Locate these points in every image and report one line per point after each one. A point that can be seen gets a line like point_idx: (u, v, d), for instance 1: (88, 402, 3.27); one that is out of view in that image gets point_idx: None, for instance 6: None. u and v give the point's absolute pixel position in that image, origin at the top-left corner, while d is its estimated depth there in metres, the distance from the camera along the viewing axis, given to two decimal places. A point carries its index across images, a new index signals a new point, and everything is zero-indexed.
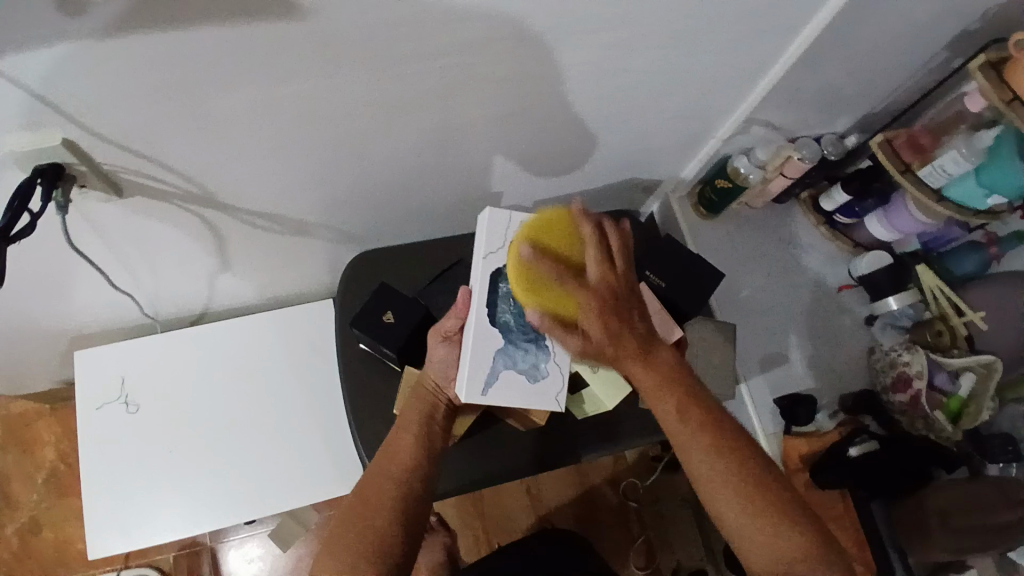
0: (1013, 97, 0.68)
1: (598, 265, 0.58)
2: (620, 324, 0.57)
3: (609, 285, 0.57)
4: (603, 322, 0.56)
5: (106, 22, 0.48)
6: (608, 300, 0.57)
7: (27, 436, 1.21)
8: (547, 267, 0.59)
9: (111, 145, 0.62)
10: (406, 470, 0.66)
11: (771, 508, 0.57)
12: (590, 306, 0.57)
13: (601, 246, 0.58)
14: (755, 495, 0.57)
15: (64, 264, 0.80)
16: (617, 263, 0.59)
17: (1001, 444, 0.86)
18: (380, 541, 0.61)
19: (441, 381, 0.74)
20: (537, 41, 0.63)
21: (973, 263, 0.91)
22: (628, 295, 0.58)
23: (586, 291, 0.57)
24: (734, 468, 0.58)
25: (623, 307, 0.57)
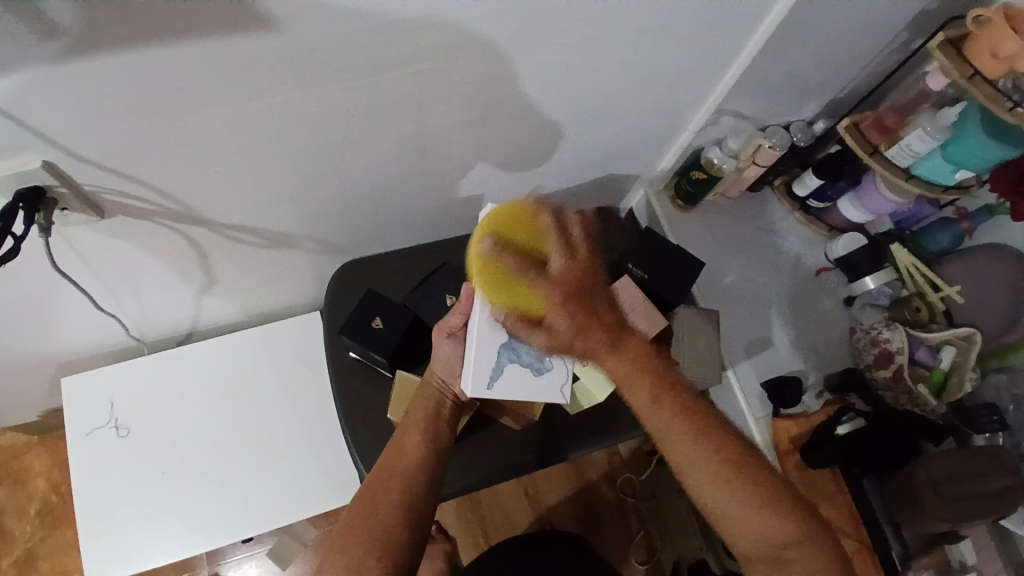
0: (974, 73, 0.70)
1: (560, 256, 0.57)
2: (585, 316, 0.57)
3: (573, 279, 0.57)
4: (568, 315, 0.56)
5: (77, 45, 0.49)
6: (570, 292, 0.56)
7: (17, 468, 1.22)
8: (510, 262, 0.59)
9: (91, 166, 0.63)
10: (415, 466, 0.68)
11: (753, 495, 0.58)
12: (555, 300, 0.56)
13: (563, 239, 0.58)
14: (732, 477, 0.58)
15: (49, 288, 0.80)
16: (579, 251, 0.58)
17: (987, 414, 0.87)
18: (391, 538, 0.62)
19: (447, 377, 0.77)
20: (503, 45, 0.64)
21: (949, 238, 0.93)
22: (591, 285, 0.57)
23: (551, 281, 0.56)
24: (710, 452, 0.58)
25: (585, 295, 0.57)
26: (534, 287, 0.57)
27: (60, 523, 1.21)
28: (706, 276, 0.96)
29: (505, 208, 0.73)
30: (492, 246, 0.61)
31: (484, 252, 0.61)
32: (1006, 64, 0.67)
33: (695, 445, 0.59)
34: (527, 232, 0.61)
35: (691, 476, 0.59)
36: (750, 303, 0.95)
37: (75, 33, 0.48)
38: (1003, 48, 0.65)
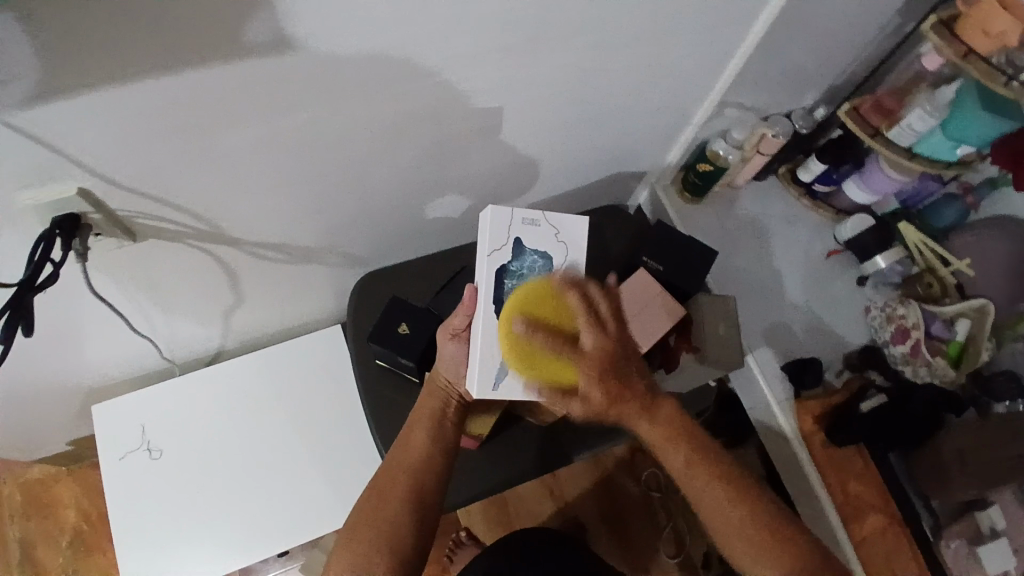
0: (968, 51, 0.72)
1: (592, 332, 0.64)
2: (618, 386, 0.65)
3: (604, 350, 0.64)
4: (602, 385, 0.64)
5: (115, 70, 0.52)
6: (603, 364, 0.64)
7: (46, 499, 1.23)
8: (542, 340, 0.65)
9: (123, 190, 0.65)
10: (419, 463, 0.71)
11: (785, 551, 0.65)
12: (590, 373, 0.63)
13: (591, 313, 0.65)
14: (767, 532, 0.66)
15: (82, 313, 0.82)
16: (609, 324, 0.65)
17: (1004, 381, 0.88)
18: (393, 531, 0.66)
19: (453, 378, 0.76)
20: (517, 52, 0.66)
21: (954, 214, 0.94)
22: (622, 355, 0.65)
23: (586, 360, 0.63)
24: (741, 508, 0.66)
25: (617, 368, 0.64)
26: (569, 361, 0.65)
27: (92, 552, 1.22)
28: (719, 265, 0.98)
29: (507, 210, 0.75)
30: (523, 327, 0.66)
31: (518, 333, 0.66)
32: (998, 42, 0.69)
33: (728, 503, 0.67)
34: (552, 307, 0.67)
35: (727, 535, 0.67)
36: (763, 290, 0.97)
37: (110, 58, 0.51)
38: (995, 27, 0.68)
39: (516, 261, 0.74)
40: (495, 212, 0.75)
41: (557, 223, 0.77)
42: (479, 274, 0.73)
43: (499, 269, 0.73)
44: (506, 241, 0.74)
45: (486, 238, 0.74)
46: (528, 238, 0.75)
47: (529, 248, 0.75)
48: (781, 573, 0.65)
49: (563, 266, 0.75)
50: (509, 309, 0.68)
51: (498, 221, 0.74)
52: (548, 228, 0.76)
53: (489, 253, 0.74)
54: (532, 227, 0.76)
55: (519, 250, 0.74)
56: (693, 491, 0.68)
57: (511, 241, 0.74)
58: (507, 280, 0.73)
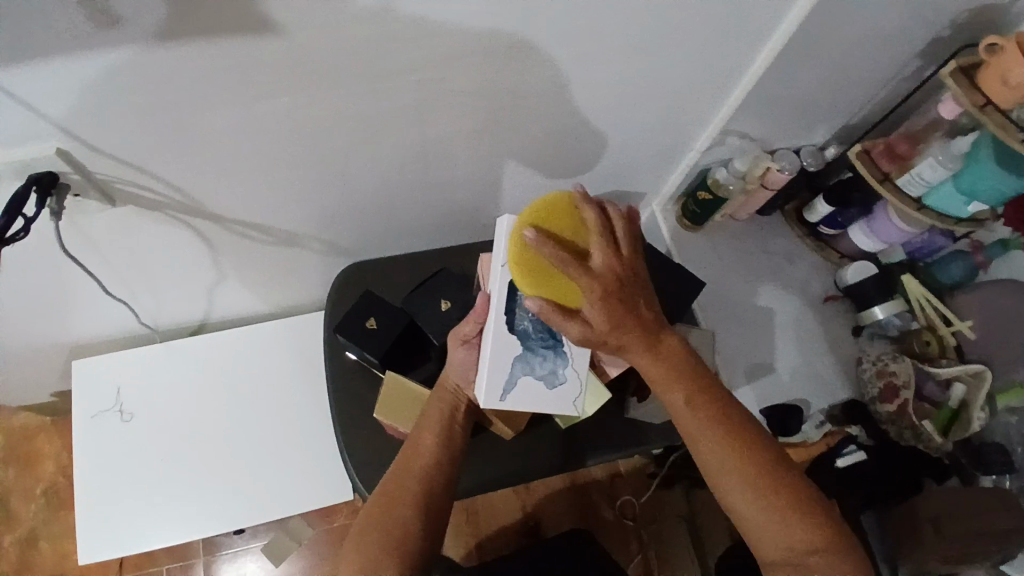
0: (985, 102, 0.68)
1: (603, 253, 0.61)
2: (622, 311, 0.60)
3: (613, 272, 0.60)
4: (606, 310, 0.59)
5: (84, 37, 0.51)
6: (608, 287, 0.59)
7: (27, 448, 1.26)
8: (549, 251, 0.59)
9: (101, 155, 0.65)
10: (431, 468, 0.69)
11: (785, 501, 0.60)
12: (593, 293, 0.59)
13: (606, 233, 0.62)
14: (766, 482, 0.60)
15: (63, 273, 0.83)
16: (623, 247, 0.62)
17: (998, 456, 0.84)
18: (405, 533, 0.64)
19: (462, 382, 0.76)
20: (505, 56, 0.65)
21: (961, 270, 0.90)
22: (631, 279, 0.61)
23: (591, 280, 0.59)
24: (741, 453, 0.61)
25: (625, 291, 0.60)
26: (574, 277, 0.59)
27: (64, 505, 1.24)
28: (709, 295, 0.95)
29: None
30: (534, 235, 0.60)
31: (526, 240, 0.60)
32: (1018, 93, 0.65)
33: (730, 450, 0.61)
34: (566, 222, 0.63)
35: (723, 479, 0.61)
36: (753, 326, 0.94)
37: (84, 27, 0.51)
38: (1014, 77, 0.64)
39: None
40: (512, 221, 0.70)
41: None
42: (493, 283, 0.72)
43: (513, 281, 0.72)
44: None
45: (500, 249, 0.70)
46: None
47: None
48: (777, 520, 0.59)
49: None
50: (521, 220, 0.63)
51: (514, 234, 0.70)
52: None
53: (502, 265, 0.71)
54: None
55: None
56: (694, 437, 0.62)
57: None
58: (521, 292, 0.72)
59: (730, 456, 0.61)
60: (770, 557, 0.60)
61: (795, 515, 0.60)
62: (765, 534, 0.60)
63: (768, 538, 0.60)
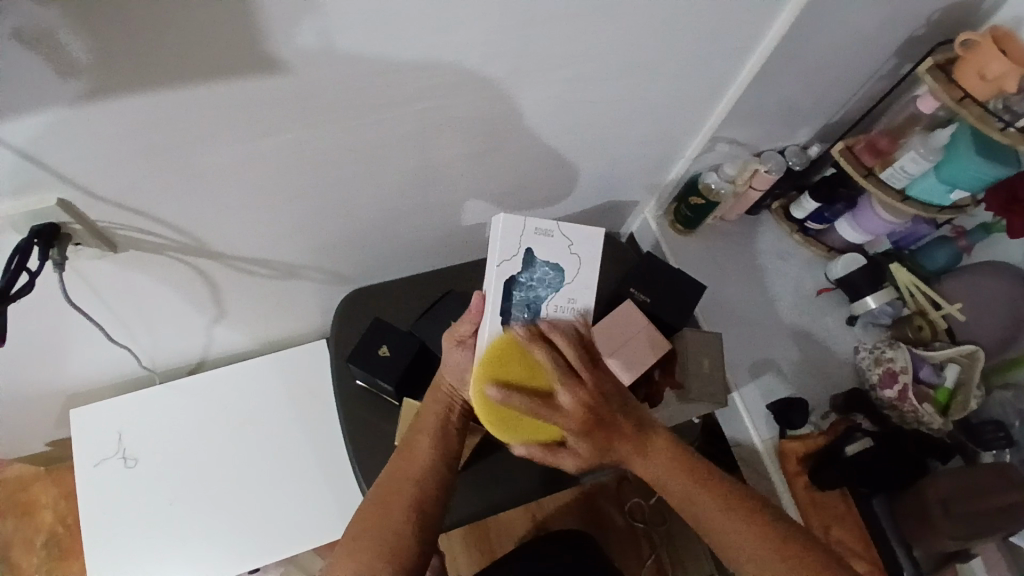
0: (963, 95, 0.72)
1: (568, 390, 0.58)
2: (602, 436, 0.60)
3: (585, 406, 0.58)
4: (589, 439, 0.59)
5: (87, 86, 0.51)
6: (585, 420, 0.58)
7: (24, 500, 1.22)
8: (518, 402, 0.58)
9: (104, 202, 0.64)
10: (424, 473, 0.69)
11: (810, 571, 0.57)
12: (573, 429, 0.58)
13: (563, 367, 0.58)
14: (787, 552, 0.58)
15: (61, 320, 0.82)
16: (583, 375, 0.59)
17: (993, 430, 0.87)
18: (399, 541, 0.64)
19: (457, 383, 0.73)
20: (505, 81, 0.66)
21: (945, 256, 0.94)
22: (605, 404, 0.59)
23: (565, 420, 0.58)
24: (754, 526, 0.59)
25: (602, 411, 0.59)
26: (550, 422, 0.59)
27: (66, 555, 1.20)
28: (707, 297, 0.97)
29: (520, 220, 0.74)
30: (498, 392, 0.59)
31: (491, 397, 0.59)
32: (996, 85, 0.69)
33: (741, 520, 0.59)
34: (525, 366, 0.60)
35: (742, 555, 0.59)
36: (751, 324, 0.96)
37: (90, 77, 0.50)
38: (993, 70, 0.68)
39: (525, 273, 0.73)
40: (506, 220, 0.74)
41: (570, 234, 0.74)
42: (487, 282, 0.72)
43: (508, 281, 0.72)
44: (517, 252, 0.73)
45: (496, 249, 0.73)
46: (540, 249, 0.73)
47: (540, 259, 0.73)
48: None
49: (574, 280, 0.73)
50: (477, 379, 0.62)
51: (510, 230, 0.73)
52: (562, 240, 0.74)
53: (498, 264, 0.72)
54: (545, 238, 0.74)
55: (530, 262, 0.73)
56: (703, 515, 0.61)
57: (521, 254, 0.73)
58: (515, 291, 0.72)
59: (760, 545, 0.58)
60: None
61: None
62: None
63: None
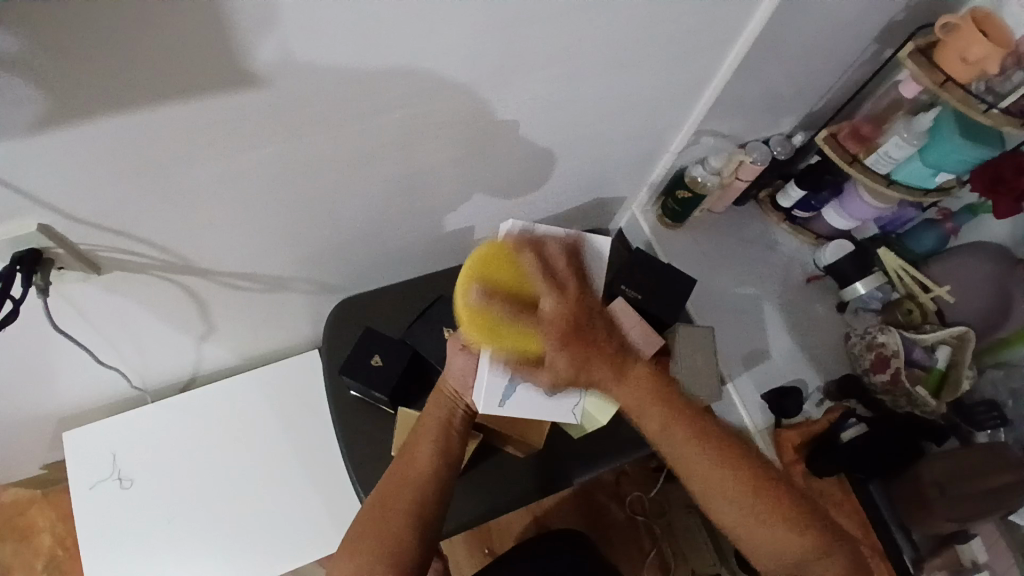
0: (945, 79, 0.72)
1: (552, 296, 0.56)
2: (584, 350, 0.58)
3: (566, 316, 0.56)
4: (569, 352, 0.57)
5: (60, 109, 0.50)
6: (567, 329, 0.56)
7: (21, 524, 1.21)
8: (501, 308, 0.58)
9: (85, 225, 0.64)
10: (425, 476, 0.69)
11: (770, 503, 0.60)
12: (552, 338, 0.56)
13: (549, 275, 0.57)
14: (752, 486, 0.60)
15: (49, 344, 0.81)
16: (569, 284, 0.57)
17: (986, 410, 0.88)
18: (398, 542, 0.65)
19: (460, 387, 0.76)
20: (488, 83, 0.66)
21: (934, 239, 0.95)
22: (590, 317, 0.58)
23: (545, 325, 0.56)
24: (720, 459, 0.61)
25: (585, 328, 0.57)
26: (528, 328, 0.58)
27: None
28: (699, 290, 0.97)
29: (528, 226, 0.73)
30: (482, 294, 0.61)
31: (473, 300, 0.61)
32: (977, 68, 0.69)
33: (707, 454, 0.61)
34: (511, 270, 0.60)
35: (709, 490, 0.61)
36: (743, 315, 0.96)
37: (62, 100, 0.49)
38: (974, 53, 0.68)
39: None
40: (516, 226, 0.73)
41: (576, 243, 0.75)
42: None
43: None
44: None
45: None
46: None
47: None
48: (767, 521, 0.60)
49: None
50: (465, 278, 0.63)
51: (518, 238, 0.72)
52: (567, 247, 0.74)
53: None
54: None
55: None
56: (671, 451, 0.63)
57: None
58: None
59: (714, 474, 0.61)
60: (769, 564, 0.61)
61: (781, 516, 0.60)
62: (763, 544, 0.61)
63: (767, 549, 0.61)
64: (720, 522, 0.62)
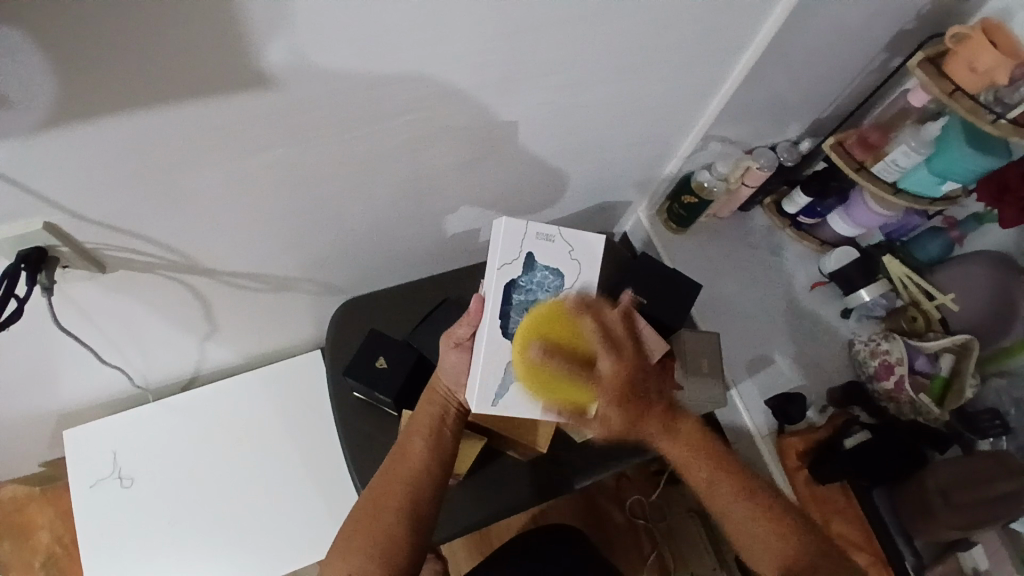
0: (954, 88, 0.72)
1: (608, 356, 0.65)
2: (632, 404, 0.66)
3: (620, 374, 0.65)
4: (619, 406, 0.65)
5: (69, 108, 0.50)
6: (620, 387, 0.65)
7: (20, 521, 1.21)
8: (559, 362, 0.66)
9: (92, 224, 0.63)
10: (417, 473, 0.69)
11: (791, 536, 0.65)
12: (606, 395, 0.65)
13: (605, 338, 0.67)
14: (775, 521, 0.66)
15: (52, 342, 0.80)
16: (624, 349, 0.66)
17: (989, 419, 0.89)
18: (392, 540, 0.65)
19: (453, 386, 0.75)
20: (498, 87, 0.65)
21: (938, 247, 0.95)
22: (640, 378, 0.67)
23: (601, 382, 0.65)
24: (746, 495, 0.67)
25: (637, 388, 0.66)
26: (584, 384, 0.65)
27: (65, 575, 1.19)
28: (703, 295, 0.97)
29: (521, 223, 0.71)
30: (541, 351, 0.66)
31: (533, 356, 0.67)
32: (986, 78, 0.69)
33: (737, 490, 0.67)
34: (568, 329, 0.68)
35: (734, 522, 0.67)
36: (747, 321, 0.96)
37: (72, 100, 0.49)
38: (983, 63, 0.68)
39: (526, 276, 0.71)
40: (509, 223, 0.71)
41: (570, 240, 0.73)
42: (486, 285, 0.71)
43: (508, 284, 0.70)
44: (518, 255, 0.71)
45: (496, 252, 0.71)
46: (540, 253, 0.71)
47: (541, 263, 0.71)
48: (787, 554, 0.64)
49: (573, 286, 0.72)
50: (519, 334, 0.68)
51: (510, 235, 0.71)
52: (563, 245, 0.72)
53: (498, 267, 0.70)
54: (545, 243, 0.71)
55: (530, 266, 0.70)
56: (707, 490, 0.69)
57: (523, 258, 0.71)
58: (515, 295, 0.70)
59: (741, 506, 0.67)
60: None
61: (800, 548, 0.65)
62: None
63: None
64: (745, 552, 0.68)
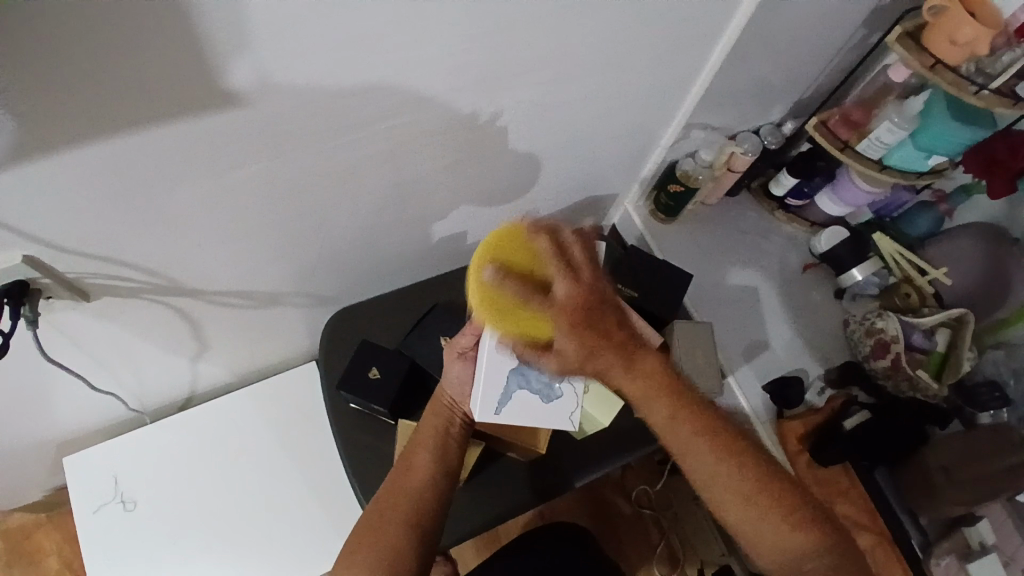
0: (935, 62, 0.71)
1: (565, 280, 0.52)
2: (595, 339, 0.53)
3: (578, 302, 0.52)
4: (577, 339, 0.52)
5: (33, 141, 0.49)
6: (578, 315, 0.52)
7: (28, 548, 1.21)
8: (511, 288, 0.54)
9: (70, 254, 0.62)
10: (422, 488, 0.68)
11: (772, 497, 0.59)
12: (562, 325, 0.52)
13: (560, 257, 0.53)
14: (758, 487, 0.59)
15: (42, 373, 0.80)
16: (582, 272, 0.53)
17: (988, 391, 0.87)
18: (397, 555, 0.64)
19: (458, 397, 0.74)
20: (473, 91, 0.65)
21: (929, 222, 0.96)
22: (600, 307, 0.53)
23: (557, 310, 0.52)
24: (721, 448, 0.59)
25: (597, 321, 0.53)
26: (539, 311, 0.53)
27: None
28: (697, 284, 0.97)
29: None
30: (494, 272, 0.55)
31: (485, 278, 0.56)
32: (967, 50, 0.68)
33: (709, 446, 0.59)
34: (525, 252, 0.56)
35: (709, 479, 0.59)
36: (741, 308, 0.96)
37: (35, 134, 0.48)
38: (962, 35, 0.67)
39: None
40: None
41: None
42: None
43: None
44: None
45: None
46: None
47: None
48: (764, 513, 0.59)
49: None
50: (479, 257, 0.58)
51: None
52: None
53: None
54: None
55: None
56: (675, 445, 0.59)
57: None
58: None
59: (718, 467, 0.59)
60: (767, 559, 0.60)
61: (787, 521, 0.59)
62: (761, 540, 0.60)
63: (771, 540, 0.59)
64: (721, 514, 0.60)
